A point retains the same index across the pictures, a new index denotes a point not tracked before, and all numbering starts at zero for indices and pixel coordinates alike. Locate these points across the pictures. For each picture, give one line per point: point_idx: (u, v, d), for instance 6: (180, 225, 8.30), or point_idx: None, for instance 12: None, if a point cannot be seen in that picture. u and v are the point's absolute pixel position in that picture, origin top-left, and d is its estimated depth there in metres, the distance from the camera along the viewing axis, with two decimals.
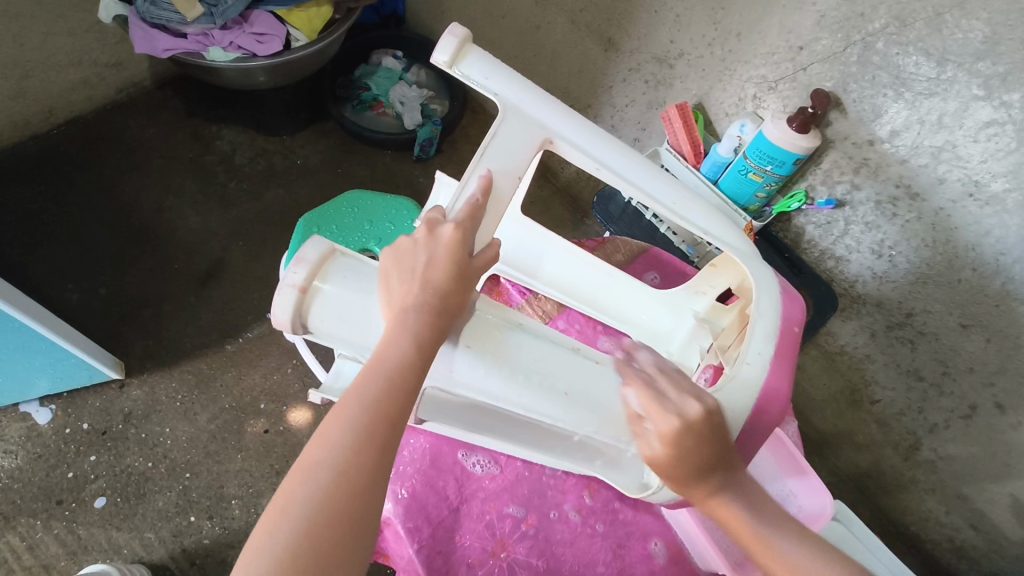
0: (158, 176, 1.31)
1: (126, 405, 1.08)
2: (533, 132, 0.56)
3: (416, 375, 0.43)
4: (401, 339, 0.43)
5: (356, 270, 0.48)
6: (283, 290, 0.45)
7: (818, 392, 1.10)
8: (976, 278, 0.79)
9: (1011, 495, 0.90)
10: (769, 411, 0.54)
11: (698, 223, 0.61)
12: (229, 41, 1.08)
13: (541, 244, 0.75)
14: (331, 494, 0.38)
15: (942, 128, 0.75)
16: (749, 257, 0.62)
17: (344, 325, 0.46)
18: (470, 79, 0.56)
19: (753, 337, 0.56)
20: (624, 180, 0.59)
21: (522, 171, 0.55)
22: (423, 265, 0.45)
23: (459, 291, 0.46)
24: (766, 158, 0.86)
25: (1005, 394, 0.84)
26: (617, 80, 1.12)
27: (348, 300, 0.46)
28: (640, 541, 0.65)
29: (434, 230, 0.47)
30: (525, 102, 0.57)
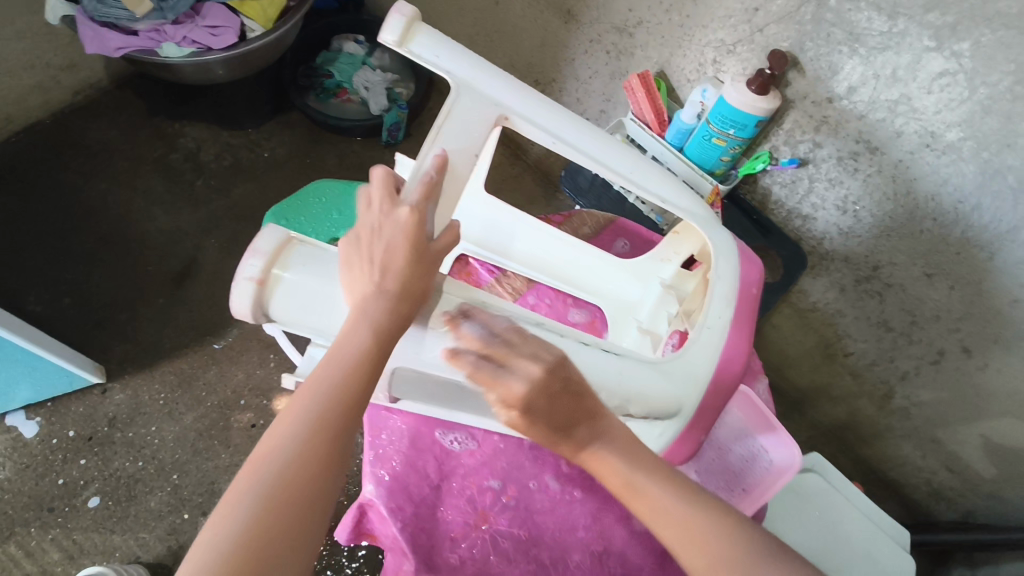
0: (123, 178, 1.29)
1: (110, 410, 1.08)
2: (485, 108, 0.55)
3: (374, 364, 0.44)
4: (358, 326, 0.44)
5: (313, 257, 0.47)
6: (240, 284, 0.44)
7: (794, 350, 1.14)
8: (937, 228, 0.81)
9: (981, 435, 0.95)
10: (732, 371, 0.55)
11: (657, 191, 0.62)
12: (182, 36, 1.06)
13: (510, 223, 0.74)
14: (280, 485, 0.39)
15: (897, 82, 0.75)
16: (709, 222, 0.63)
17: (310, 311, 0.47)
18: (421, 59, 0.54)
19: (713, 300, 0.58)
20: (580, 154, 0.59)
21: (479, 149, 0.54)
22: (381, 253, 0.46)
23: (420, 274, 0.47)
24: (728, 122, 0.87)
25: (970, 338, 0.86)
26: (578, 52, 1.12)
27: (312, 287, 0.46)
28: (621, 505, 0.64)
29: (390, 213, 0.47)
30: (479, 79, 0.56)
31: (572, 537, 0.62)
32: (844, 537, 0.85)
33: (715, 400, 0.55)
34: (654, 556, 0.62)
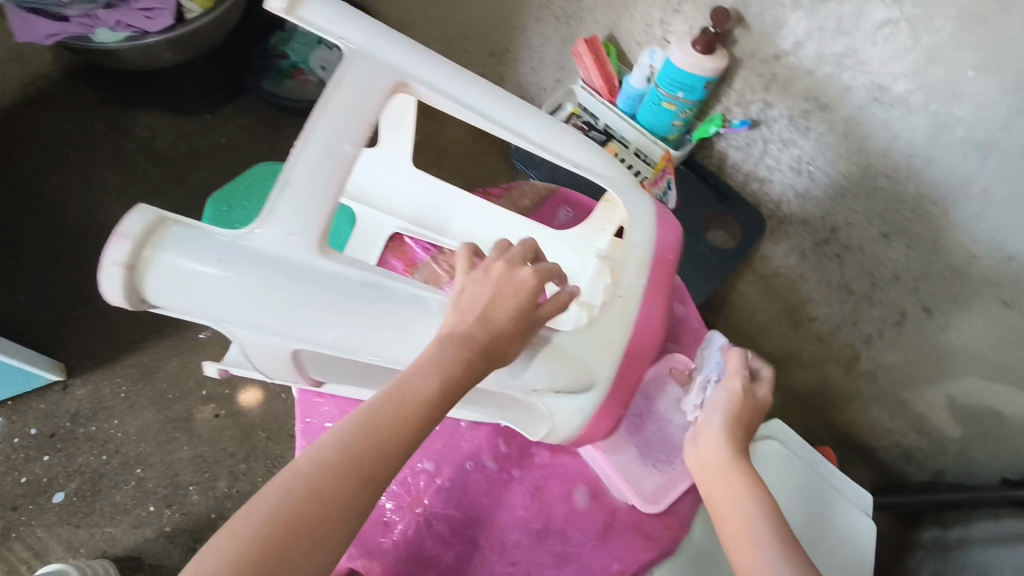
0: (75, 170, 1.26)
1: (71, 406, 1.07)
2: (380, 75, 0.50)
3: (429, 412, 0.42)
4: (428, 371, 0.43)
5: (196, 238, 0.42)
6: (105, 270, 0.40)
7: (761, 316, 1.13)
8: (891, 185, 0.79)
9: (947, 396, 0.94)
10: (645, 339, 0.59)
11: (572, 157, 0.60)
12: (116, 20, 1.02)
13: (446, 199, 0.72)
14: (311, 498, 0.37)
15: (841, 34, 0.72)
16: (628, 187, 0.62)
17: (189, 297, 0.42)
18: (311, 24, 0.50)
19: (626, 271, 0.60)
20: (488, 119, 0.56)
21: (374, 117, 0.49)
22: (487, 304, 0.47)
23: (508, 340, 0.47)
24: (675, 85, 0.84)
25: (930, 298, 0.85)
26: (529, 20, 1.08)
27: (187, 272, 0.41)
28: (559, 483, 0.66)
29: (512, 268, 0.49)
30: (375, 44, 0.51)
31: (508, 516, 0.64)
32: (806, 505, 0.84)
33: (631, 367, 0.58)
34: (596, 530, 0.64)
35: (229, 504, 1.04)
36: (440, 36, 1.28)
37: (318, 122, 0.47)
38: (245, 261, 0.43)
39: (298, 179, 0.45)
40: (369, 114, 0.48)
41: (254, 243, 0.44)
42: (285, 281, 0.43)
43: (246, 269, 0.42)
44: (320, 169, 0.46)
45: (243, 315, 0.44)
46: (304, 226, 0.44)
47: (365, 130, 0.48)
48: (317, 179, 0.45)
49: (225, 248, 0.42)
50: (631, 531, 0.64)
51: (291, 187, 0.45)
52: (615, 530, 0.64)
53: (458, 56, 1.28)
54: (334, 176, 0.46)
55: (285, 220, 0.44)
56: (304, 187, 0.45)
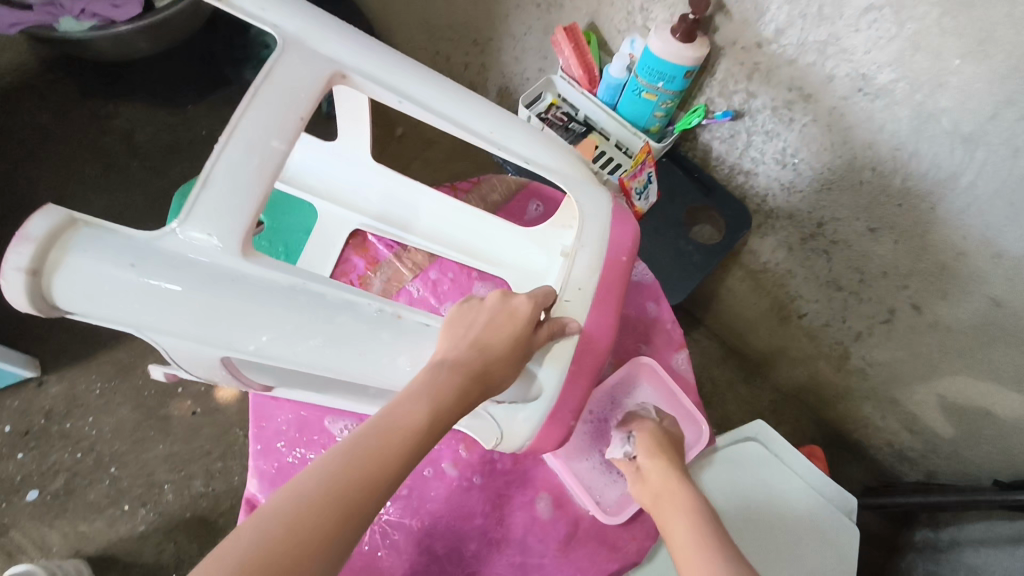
0: (52, 163, 1.24)
1: (46, 403, 1.06)
2: (315, 66, 0.50)
3: (419, 438, 0.44)
4: (418, 398, 0.45)
5: (103, 241, 0.42)
6: (7, 275, 0.39)
7: (750, 312, 1.11)
8: (877, 178, 0.76)
9: (937, 395, 0.91)
10: (598, 339, 0.60)
11: (520, 150, 0.60)
12: (80, 9, 0.99)
13: (410, 193, 0.71)
14: (280, 544, 0.36)
15: (824, 21, 0.69)
16: (578, 182, 0.63)
17: (99, 301, 0.42)
18: (242, 9, 0.49)
19: (578, 271, 0.61)
20: (431, 111, 0.56)
21: (307, 110, 0.48)
22: (482, 329, 0.51)
23: (503, 365, 0.51)
24: (655, 75, 0.81)
25: (918, 295, 0.82)
26: (510, 7, 1.05)
27: (98, 275, 0.41)
28: (519, 491, 0.70)
29: (509, 296, 0.54)
30: (311, 33, 0.51)
31: (467, 523, 0.68)
32: (808, 522, 0.81)
33: (585, 361, 0.59)
34: (558, 540, 0.68)
35: (205, 502, 1.03)
36: (422, 23, 1.24)
37: (244, 116, 0.45)
38: (159, 264, 0.42)
39: (220, 175, 0.43)
40: (301, 107, 0.47)
41: (170, 245, 0.43)
42: (201, 287, 0.43)
43: (160, 273, 0.42)
44: (244, 164, 0.44)
45: (159, 319, 0.44)
46: (223, 226, 0.43)
47: (295, 124, 0.47)
48: (239, 175, 0.44)
49: (138, 250, 0.42)
50: (595, 542, 0.68)
51: (212, 185, 0.43)
52: (578, 539, 0.68)
53: (441, 44, 1.24)
54: (260, 172, 0.45)
55: (201, 220, 0.43)
56: (224, 183, 0.43)
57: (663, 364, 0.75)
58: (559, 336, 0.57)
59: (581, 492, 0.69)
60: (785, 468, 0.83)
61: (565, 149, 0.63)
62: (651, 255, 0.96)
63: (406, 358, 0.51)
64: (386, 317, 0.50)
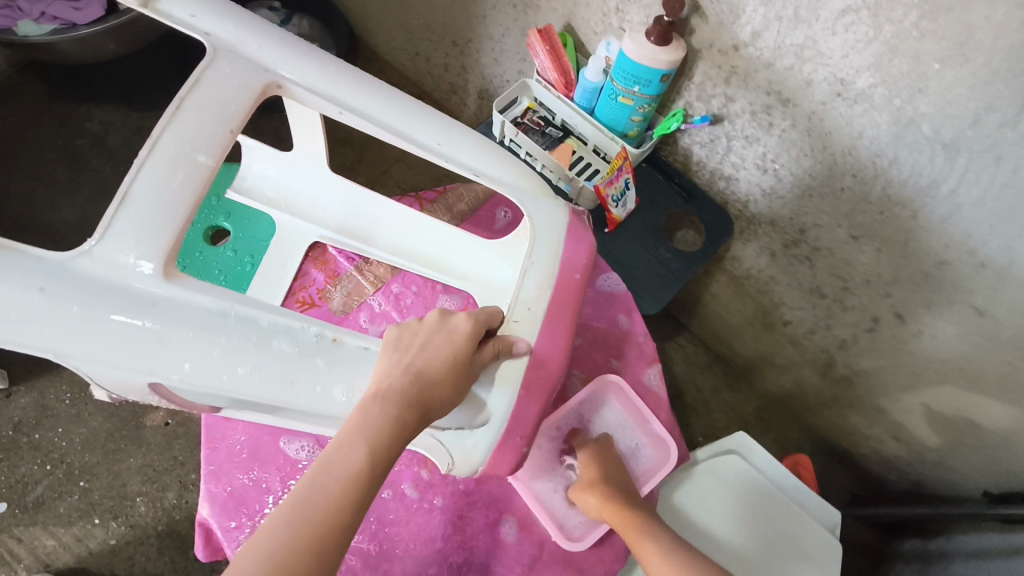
0: (24, 168, 1.22)
1: (15, 414, 1.04)
2: (246, 77, 0.53)
3: (365, 480, 0.46)
4: (356, 443, 0.46)
5: (11, 265, 0.44)
6: None
7: (734, 319, 1.09)
8: (857, 185, 0.74)
9: (923, 404, 0.89)
10: (548, 360, 0.60)
11: (468, 162, 0.61)
12: (41, 12, 0.98)
13: (372, 208, 0.75)
14: None
15: (800, 24, 0.67)
16: (529, 194, 0.64)
17: (11, 322, 0.44)
18: (175, 20, 0.54)
19: (525, 290, 0.61)
20: (368, 121, 0.58)
21: (237, 124, 0.51)
22: (418, 353, 0.53)
23: (442, 389, 0.52)
24: (630, 79, 0.79)
25: (902, 304, 0.80)
26: (487, 8, 1.02)
27: (7, 296, 0.43)
28: (483, 511, 0.69)
29: (446, 318, 0.55)
30: (245, 46, 0.55)
31: (428, 547, 0.67)
32: (791, 539, 0.78)
33: (535, 383, 0.60)
34: (522, 563, 0.67)
35: (179, 515, 1.00)
36: (401, 23, 1.21)
37: (167, 130, 0.48)
38: (67, 287, 0.44)
39: (140, 192, 0.45)
40: (231, 122, 0.50)
41: (81, 267, 0.45)
42: (113, 312, 0.45)
43: (67, 296, 0.44)
44: (166, 182, 0.46)
45: (77, 341, 0.46)
46: (141, 246, 0.45)
47: (226, 138, 0.49)
48: (158, 194, 0.46)
49: (47, 273, 0.44)
50: (560, 564, 0.67)
51: (128, 204, 0.45)
52: (543, 563, 0.67)
53: (422, 45, 1.22)
54: (184, 188, 0.47)
55: (119, 238, 0.45)
56: (145, 200, 0.45)
57: (636, 379, 0.76)
58: (505, 355, 0.58)
59: (543, 516, 0.68)
60: (768, 483, 0.81)
61: (514, 159, 0.65)
62: (631, 263, 0.93)
63: (340, 390, 0.52)
64: (324, 343, 0.51)
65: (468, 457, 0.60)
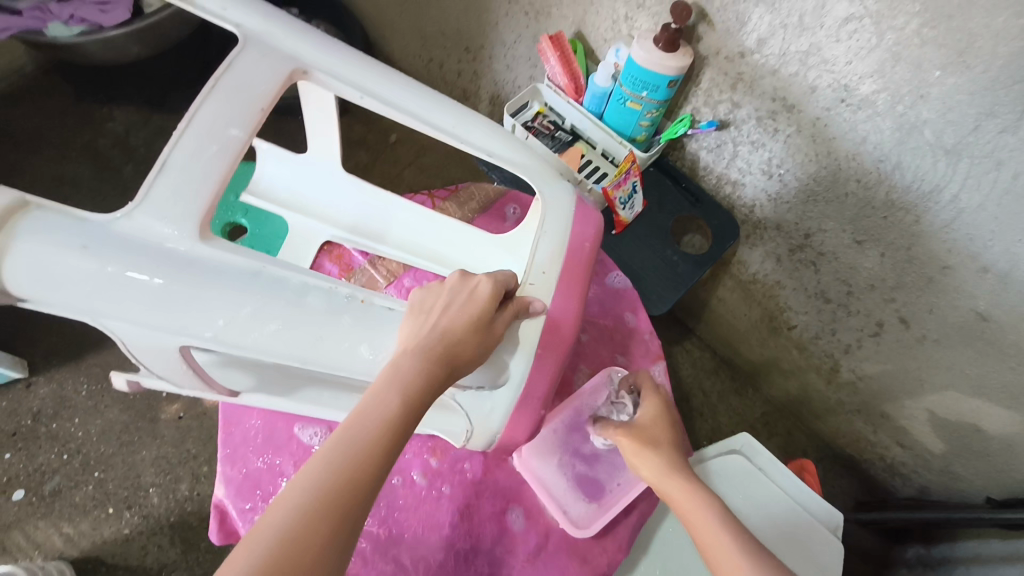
0: (49, 166, 1.25)
1: (34, 404, 1.06)
2: (277, 62, 0.55)
3: (398, 428, 0.45)
4: (388, 392, 0.46)
5: (53, 225, 0.44)
6: None
7: (741, 323, 1.10)
8: (861, 190, 0.75)
9: (928, 410, 0.89)
10: (563, 324, 0.63)
11: (481, 142, 0.64)
12: (69, 14, 1.00)
13: (383, 206, 0.77)
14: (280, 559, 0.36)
15: (804, 31, 0.68)
16: (541, 173, 0.67)
17: (52, 282, 0.44)
18: (207, 11, 0.56)
19: (540, 255, 0.64)
20: (386, 104, 0.61)
21: (267, 103, 0.53)
22: (443, 311, 0.53)
23: (469, 344, 0.52)
24: (639, 84, 0.81)
25: (906, 308, 0.80)
26: (500, 15, 1.05)
27: (49, 257, 0.44)
28: (489, 500, 0.71)
29: (468, 278, 0.56)
30: (272, 33, 0.57)
31: (435, 533, 0.68)
32: (796, 542, 0.79)
33: (552, 347, 0.62)
34: (527, 551, 0.69)
35: (191, 506, 1.03)
36: (416, 30, 1.24)
37: (203, 106, 0.50)
38: (108, 247, 0.45)
39: (178, 162, 0.48)
40: (261, 102, 0.52)
41: (125, 227, 0.46)
42: (153, 270, 0.46)
43: (108, 255, 0.45)
44: (201, 151, 0.48)
45: (115, 301, 0.46)
46: (178, 213, 0.47)
47: (258, 115, 0.52)
48: (194, 164, 0.48)
49: (89, 233, 0.45)
50: (565, 553, 0.69)
51: (166, 170, 0.47)
52: (547, 552, 0.69)
53: (435, 51, 1.25)
54: (218, 159, 0.49)
55: (157, 204, 0.46)
56: (182, 170, 0.48)
57: None
58: (524, 314, 0.59)
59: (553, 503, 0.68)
60: (774, 485, 0.82)
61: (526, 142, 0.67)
62: (640, 265, 0.94)
63: (366, 347, 0.53)
64: (352, 303, 0.53)
65: (485, 421, 0.62)
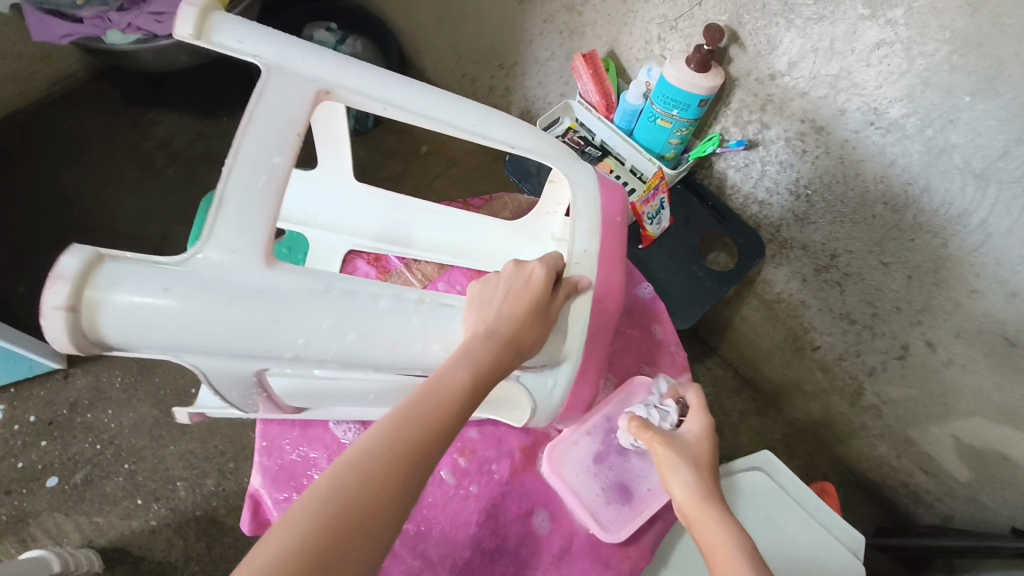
0: (96, 166, 1.31)
1: (72, 395, 1.10)
2: (302, 86, 0.54)
3: (467, 399, 0.47)
4: (460, 366, 0.48)
5: (135, 270, 0.44)
6: (48, 316, 0.41)
7: (764, 342, 1.10)
8: (889, 212, 0.76)
9: (953, 436, 0.89)
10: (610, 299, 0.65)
11: (505, 138, 0.64)
12: (127, 23, 1.05)
13: (407, 212, 0.80)
14: (358, 492, 0.40)
15: (835, 55, 0.70)
16: (565, 160, 0.67)
17: (143, 329, 0.44)
18: (225, 47, 0.53)
19: (579, 237, 0.65)
20: (415, 114, 0.60)
21: (301, 127, 0.52)
22: (502, 296, 0.55)
23: (527, 329, 0.54)
24: (670, 103, 0.83)
25: (932, 332, 0.80)
26: (535, 34, 1.08)
27: (136, 307, 0.43)
28: (517, 502, 0.71)
29: (522, 267, 0.57)
30: (291, 58, 0.54)
31: (463, 531, 0.69)
32: (816, 565, 0.78)
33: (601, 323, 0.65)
34: (552, 554, 0.69)
35: (216, 502, 1.05)
36: (451, 47, 1.28)
37: (245, 141, 0.50)
38: (191, 287, 0.45)
39: (232, 196, 0.48)
40: (296, 126, 0.51)
41: (203, 265, 0.46)
42: (235, 301, 0.46)
43: (192, 295, 0.45)
44: (253, 184, 0.48)
45: (201, 336, 0.45)
46: (244, 245, 0.47)
47: (295, 140, 0.51)
48: (250, 195, 0.48)
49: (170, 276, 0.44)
50: (589, 557, 0.69)
51: (225, 207, 0.47)
52: (572, 555, 0.69)
53: (469, 67, 1.28)
54: (269, 188, 0.49)
55: (225, 237, 0.47)
56: (236, 203, 0.48)
57: None
58: (573, 294, 0.60)
59: (576, 504, 0.69)
60: (796, 504, 0.81)
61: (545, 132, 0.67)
62: (665, 278, 0.95)
63: (439, 346, 0.53)
64: (418, 305, 0.53)
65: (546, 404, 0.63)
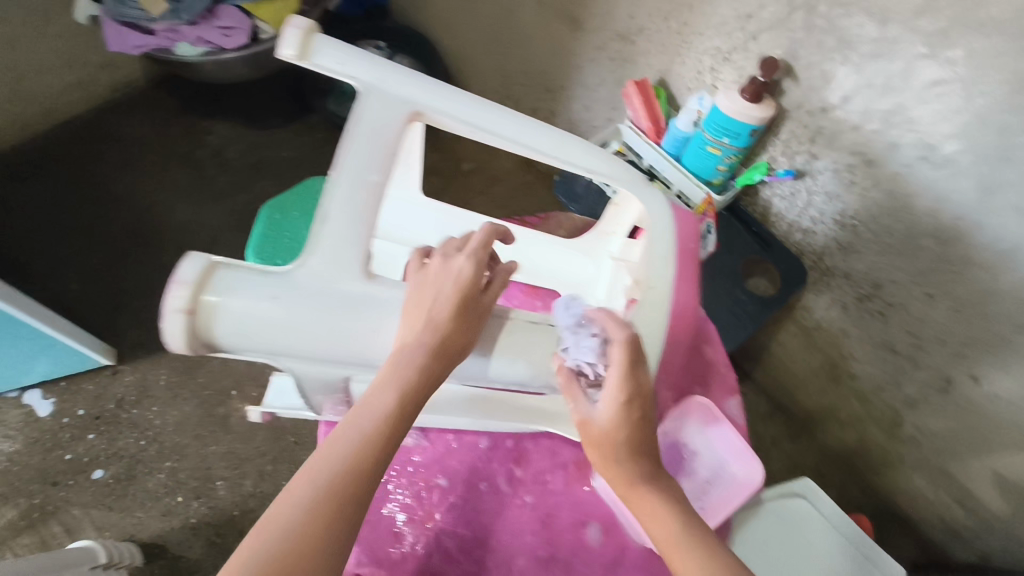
0: (150, 171, 1.35)
1: (118, 391, 1.13)
2: (396, 110, 0.56)
3: (402, 414, 0.46)
4: (387, 381, 0.46)
5: (247, 279, 0.47)
6: (170, 317, 0.44)
7: (801, 369, 1.11)
8: (937, 246, 0.77)
9: (994, 470, 0.89)
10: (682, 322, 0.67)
11: (582, 164, 0.66)
12: (196, 36, 1.10)
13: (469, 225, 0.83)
14: (313, 519, 0.40)
15: (890, 91, 0.72)
16: (639, 186, 0.69)
17: (251, 334, 0.47)
18: (324, 69, 0.54)
19: (654, 263, 0.67)
20: (499, 139, 0.62)
21: (395, 147, 0.55)
22: (428, 304, 0.49)
23: (467, 334, 0.50)
24: (721, 131, 0.85)
25: (977, 365, 0.81)
26: (585, 60, 1.11)
27: (246, 313, 0.46)
28: (570, 513, 0.72)
29: (442, 261, 0.51)
30: (385, 80, 0.56)
31: (517, 539, 0.70)
32: None
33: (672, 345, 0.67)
34: (604, 564, 0.70)
35: (253, 502, 1.07)
36: (498, 69, 1.32)
37: (346, 161, 0.53)
38: (297, 296, 0.48)
39: (335, 212, 0.51)
40: (391, 146, 0.54)
41: (305, 275, 0.49)
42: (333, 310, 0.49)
43: (297, 303, 0.48)
44: (354, 202, 0.52)
45: (302, 341, 0.49)
46: (346, 258, 0.50)
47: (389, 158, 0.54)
48: (352, 211, 0.52)
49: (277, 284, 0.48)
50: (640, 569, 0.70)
51: (329, 223, 0.51)
52: (623, 566, 0.70)
53: (515, 89, 1.32)
54: (368, 205, 0.52)
55: (327, 251, 0.50)
56: (339, 219, 0.51)
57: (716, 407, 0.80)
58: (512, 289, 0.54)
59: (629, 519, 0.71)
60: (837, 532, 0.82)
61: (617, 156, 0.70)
62: (707, 301, 0.97)
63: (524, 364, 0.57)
64: None
65: None
